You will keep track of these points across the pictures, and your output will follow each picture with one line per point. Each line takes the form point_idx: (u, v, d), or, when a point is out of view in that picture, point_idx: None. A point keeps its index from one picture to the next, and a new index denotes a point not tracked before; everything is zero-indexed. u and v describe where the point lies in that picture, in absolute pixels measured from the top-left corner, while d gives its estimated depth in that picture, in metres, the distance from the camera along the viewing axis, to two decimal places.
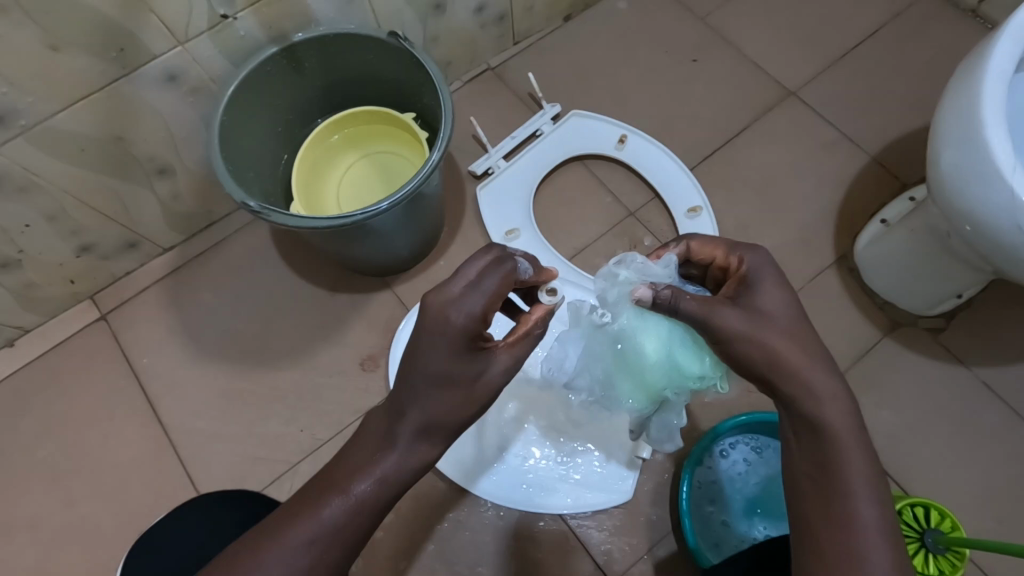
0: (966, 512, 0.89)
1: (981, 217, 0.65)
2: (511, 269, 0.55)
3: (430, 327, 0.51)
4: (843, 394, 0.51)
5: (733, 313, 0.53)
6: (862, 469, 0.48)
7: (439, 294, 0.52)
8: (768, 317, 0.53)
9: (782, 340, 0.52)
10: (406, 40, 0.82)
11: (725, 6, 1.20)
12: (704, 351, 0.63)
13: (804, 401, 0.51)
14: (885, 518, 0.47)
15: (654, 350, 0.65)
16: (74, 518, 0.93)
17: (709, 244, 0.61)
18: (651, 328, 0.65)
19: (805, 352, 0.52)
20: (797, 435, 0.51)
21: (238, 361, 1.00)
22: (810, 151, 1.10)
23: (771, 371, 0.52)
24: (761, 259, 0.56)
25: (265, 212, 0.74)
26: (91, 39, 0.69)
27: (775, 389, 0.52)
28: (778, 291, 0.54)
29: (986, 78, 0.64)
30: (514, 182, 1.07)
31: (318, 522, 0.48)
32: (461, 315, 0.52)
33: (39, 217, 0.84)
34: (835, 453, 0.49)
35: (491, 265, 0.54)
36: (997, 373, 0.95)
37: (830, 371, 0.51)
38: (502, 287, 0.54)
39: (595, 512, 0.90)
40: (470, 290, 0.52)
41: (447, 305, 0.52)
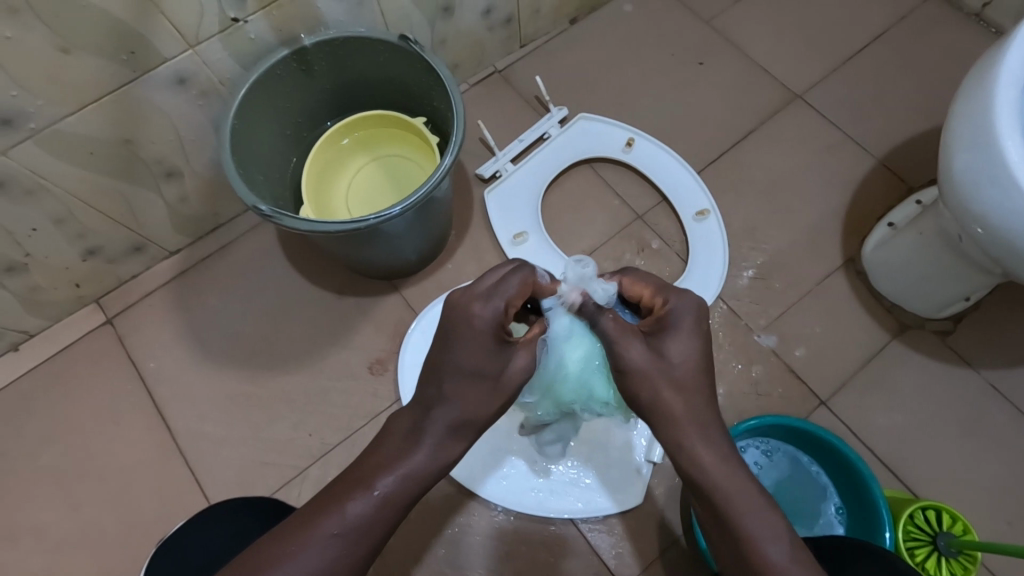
0: (975, 515, 0.89)
1: (994, 221, 0.65)
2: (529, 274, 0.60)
3: (463, 322, 0.55)
4: (728, 442, 0.54)
5: (640, 348, 0.57)
6: (758, 515, 0.50)
7: (471, 293, 0.56)
8: (664, 362, 0.55)
9: (677, 384, 0.54)
10: (417, 44, 0.82)
11: (731, 9, 1.21)
12: (613, 383, 0.69)
13: (690, 445, 0.53)
14: (791, 559, 0.48)
15: (574, 366, 0.67)
16: (81, 524, 0.92)
17: (640, 282, 0.63)
18: (577, 346, 0.66)
19: (698, 399, 0.54)
20: (695, 477, 0.53)
21: (246, 365, 0.99)
22: (817, 154, 1.10)
23: (659, 416, 0.55)
24: (684, 304, 0.58)
25: (277, 216, 0.74)
26: (101, 42, 0.69)
27: (665, 431, 0.55)
28: (691, 338, 0.56)
29: (1000, 81, 0.64)
30: (522, 186, 1.06)
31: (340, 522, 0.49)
32: (490, 310, 0.56)
33: (46, 220, 0.84)
34: (728, 497, 0.51)
35: (512, 270, 0.59)
36: (1005, 376, 0.95)
37: (716, 420, 0.54)
38: (522, 290, 0.59)
39: (606, 517, 0.90)
40: (498, 285, 0.57)
41: (481, 300, 0.56)
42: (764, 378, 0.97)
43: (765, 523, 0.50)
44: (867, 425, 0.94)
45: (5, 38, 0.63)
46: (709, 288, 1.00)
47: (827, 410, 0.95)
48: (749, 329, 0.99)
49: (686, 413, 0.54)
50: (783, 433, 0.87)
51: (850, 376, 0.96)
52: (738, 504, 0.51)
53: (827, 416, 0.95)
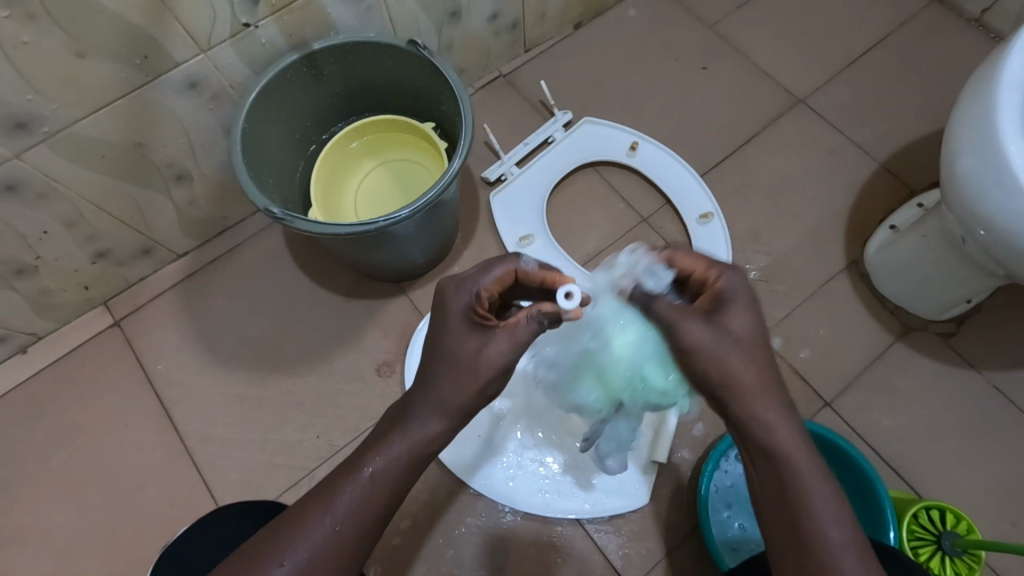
0: (979, 515, 0.90)
1: (998, 224, 0.66)
2: (514, 262, 0.62)
3: (438, 304, 0.59)
4: (793, 417, 0.54)
5: (699, 326, 0.54)
6: (821, 493, 0.51)
7: (450, 279, 0.60)
8: (731, 338, 0.53)
9: (741, 362, 0.53)
10: (425, 49, 0.82)
11: (734, 14, 1.22)
12: (673, 368, 0.63)
13: (756, 425, 0.53)
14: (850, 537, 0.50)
15: (625, 348, 0.65)
16: (89, 526, 0.92)
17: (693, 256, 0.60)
18: (629, 325, 0.65)
19: (761, 377, 0.53)
20: (755, 456, 0.54)
21: (253, 367, 1.00)
22: (820, 157, 1.11)
23: (726, 391, 0.53)
24: (737, 280, 0.56)
25: (288, 219, 0.74)
26: (116, 47, 0.70)
27: (728, 410, 0.54)
28: (749, 316, 0.55)
29: (1002, 86, 0.65)
30: (528, 189, 1.07)
31: (324, 518, 0.52)
32: (465, 295, 0.58)
33: (57, 223, 0.84)
34: (792, 476, 0.52)
35: (495, 261, 0.62)
36: (1007, 377, 0.96)
37: (779, 398, 0.54)
38: (503, 277, 0.61)
39: (612, 517, 0.90)
40: (478, 272, 0.61)
41: (457, 285, 0.59)
42: None
43: (826, 501, 0.51)
44: (871, 426, 0.95)
45: (22, 43, 0.64)
46: None
47: (832, 411, 0.96)
48: None
49: (755, 391, 0.53)
50: None
51: (854, 377, 0.97)
52: (803, 481, 0.51)
53: (831, 417, 0.95)
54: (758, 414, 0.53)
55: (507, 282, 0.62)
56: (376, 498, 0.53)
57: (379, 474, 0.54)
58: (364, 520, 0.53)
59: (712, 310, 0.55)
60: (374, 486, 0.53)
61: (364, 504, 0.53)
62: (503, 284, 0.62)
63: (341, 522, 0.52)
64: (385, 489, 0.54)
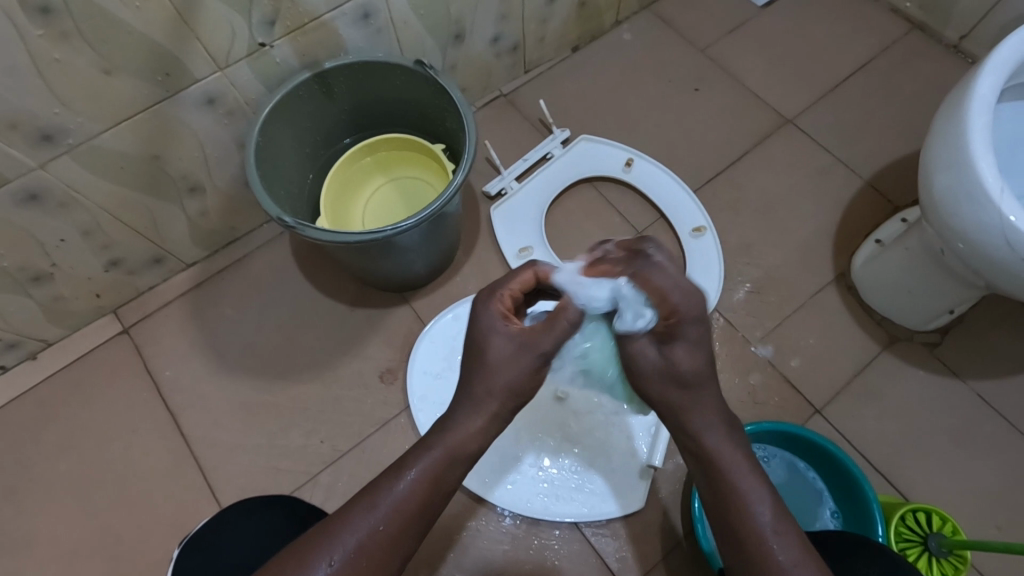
0: (966, 519, 0.92)
1: (972, 235, 0.70)
2: (533, 264, 0.64)
3: (477, 322, 0.60)
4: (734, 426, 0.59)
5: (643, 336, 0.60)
6: (750, 486, 0.56)
7: (479, 292, 0.63)
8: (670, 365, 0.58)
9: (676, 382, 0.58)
10: (431, 69, 0.87)
11: (724, 39, 1.28)
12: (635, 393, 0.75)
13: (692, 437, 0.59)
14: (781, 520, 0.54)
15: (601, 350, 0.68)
16: (95, 529, 0.94)
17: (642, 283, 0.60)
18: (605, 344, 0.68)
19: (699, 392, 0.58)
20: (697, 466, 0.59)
21: (259, 373, 1.02)
22: (808, 175, 1.15)
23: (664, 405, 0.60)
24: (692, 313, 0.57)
25: (300, 227, 0.77)
26: (140, 65, 0.74)
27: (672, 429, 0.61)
28: (699, 347, 0.57)
29: (971, 108, 0.70)
30: (526, 203, 1.11)
31: (393, 500, 0.54)
32: (498, 298, 0.62)
33: (74, 232, 0.88)
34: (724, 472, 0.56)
35: (528, 270, 0.64)
36: (991, 386, 0.99)
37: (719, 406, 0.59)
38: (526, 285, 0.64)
39: (610, 522, 0.93)
40: (506, 277, 0.63)
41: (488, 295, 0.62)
42: (761, 387, 1.00)
43: (760, 500, 0.55)
44: (860, 434, 0.97)
45: (54, 60, 0.68)
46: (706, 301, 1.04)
47: (823, 418, 0.99)
48: (746, 340, 1.03)
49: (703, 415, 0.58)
50: (778, 439, 0.91)
51: (844, 385, 1.00)
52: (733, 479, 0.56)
53: (822, 424, 0.98)
54: (704, 426, 0.58)
55: (528, 283, 0.64)
56: (405, 520, 0.54)
57: (447, 459, 0.57)
58: (405, 528, 0.54)
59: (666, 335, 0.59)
60: (404, 506, 0.54)
61: (394, 524, 0.54)
62: (526, 286, 0.64)
63: (370, 540, 0.53)
64: (415, 507, 0.55)
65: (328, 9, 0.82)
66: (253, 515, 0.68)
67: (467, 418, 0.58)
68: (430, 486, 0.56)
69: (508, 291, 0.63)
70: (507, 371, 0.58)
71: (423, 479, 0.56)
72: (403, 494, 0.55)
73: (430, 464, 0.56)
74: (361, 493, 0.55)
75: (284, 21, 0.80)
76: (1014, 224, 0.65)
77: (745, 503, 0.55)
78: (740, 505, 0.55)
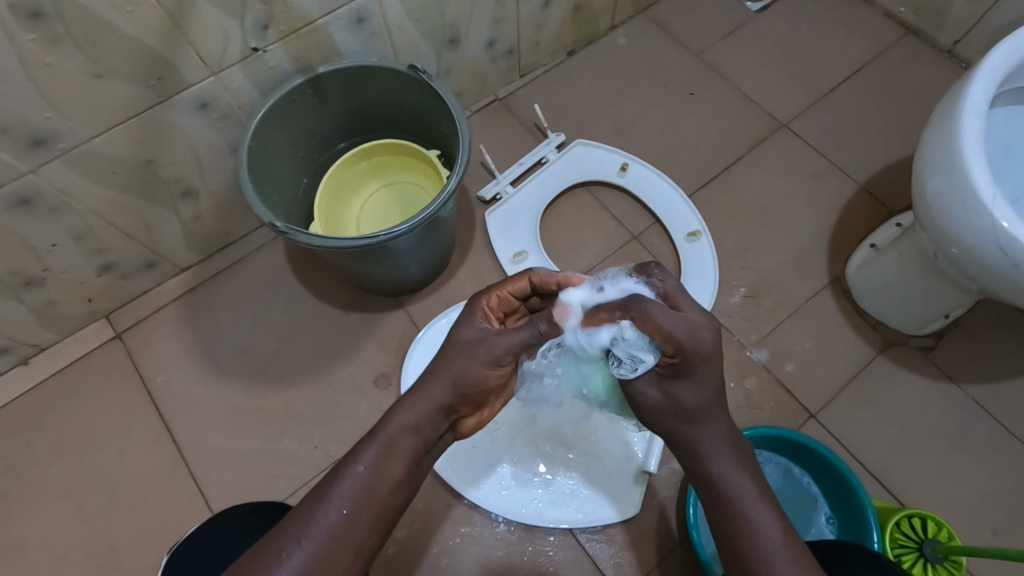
0: (962, 524, 0.92)
1: (965, 241, 0.70)
2: (531, 270, 0.65)
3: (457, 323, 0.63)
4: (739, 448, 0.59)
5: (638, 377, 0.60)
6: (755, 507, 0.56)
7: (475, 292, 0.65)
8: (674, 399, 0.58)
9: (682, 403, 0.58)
10: (425, 73, 0.87)
11: (720, 44, 1.28)
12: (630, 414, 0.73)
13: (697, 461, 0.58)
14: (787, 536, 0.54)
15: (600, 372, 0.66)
16: (87, 535, 0.93)
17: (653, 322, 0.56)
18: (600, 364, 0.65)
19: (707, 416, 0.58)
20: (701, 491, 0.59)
21: (252, 378, 1.02)
22: (803, 179, 1.15)
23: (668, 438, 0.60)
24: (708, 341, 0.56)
25: (291, 232, 0.77)
26: (132, 70, 0.73)
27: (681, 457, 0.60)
28: (705, 384, 0.57)
29: (963, 113, 0.70)
30: (522, 207, 1.11)
31: (344, 492, 0.55)
32: (486, 295, 0.64)
33: (66, 236, 0.87)
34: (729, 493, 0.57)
35: (525, 276, 0.65)
36: (986, 390, 0.99)
37: (724, 428, 0.58)
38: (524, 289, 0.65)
39: (605, 527, 0.92)
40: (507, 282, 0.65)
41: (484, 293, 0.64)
42: (757, 391, 1.00)
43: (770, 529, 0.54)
44: (855, 439, 0.97)
45: (45, 65, 0.67)
46: (701, 306, 1.04)
47: (818, 422, 0.99)
48: (741, 345, 1.03)
49: (709, 445, 0.58)
50: (773, 444, 0.91)
51: (839, 390, 1.00)
52: (737, 508, 0.56)
53: (817, 429, 0.98)
54: (707, 455, 0.58)
55: (523, 290, 0.65)
56: (360, 510, 0.55)
57: (391, 446, 0.57)
58: (361, 516, 0.55)
59: (671, 373, 0.57)
60: (356, 497, 0.55)
61: (350, 515, 0.54)
62: (522, 294, 0.65)
63: (325, 536, 0.53)
64: (369, 497, 0.55)
65: (321, 14, 0.82)
66: (240, 520, 0.68)
67: (416, 400, 0.59)
68: (379, 475, 0.56)
69: (499, 293, 0.64)
70: (459, 359, 0.59)
71: (373, 470, 0.56)
72: (353, 483, 0.55)
73: (377, 454, 0.57)
74: (315, 489, 0.56)
75: (277, 26, 0.79)
76: (1007, 229, 0.65)
77: (750, 524, 0.55)
78: (744, 527, 0.55)
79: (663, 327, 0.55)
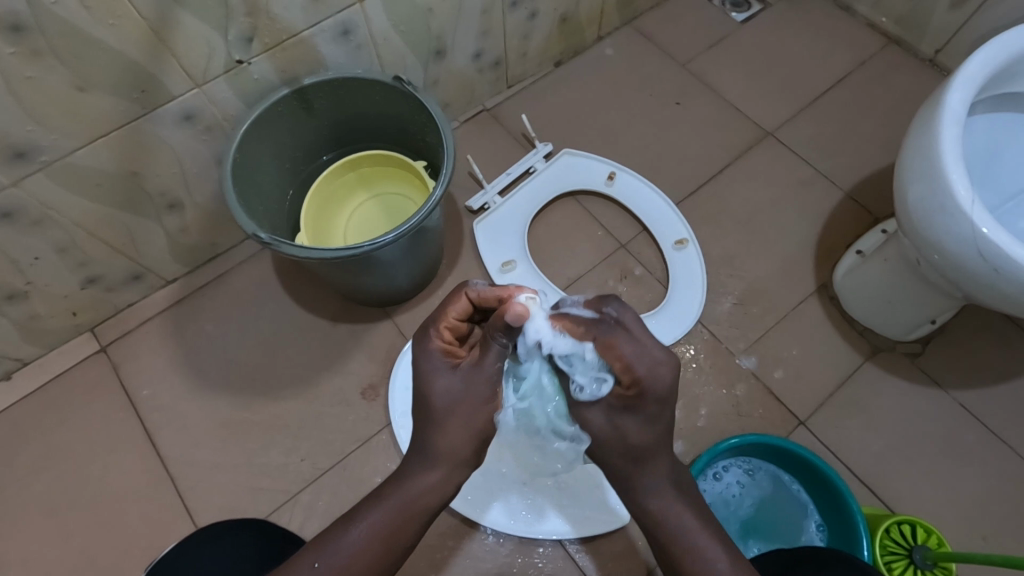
0: (952, 530, 0.92)
1: (946, 246, 0.70)
2: (462, 288, 0.61)
3: (424, 373, 0.59)
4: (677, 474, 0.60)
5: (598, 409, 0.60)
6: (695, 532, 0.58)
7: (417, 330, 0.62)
8: (622, 437, 0.58)
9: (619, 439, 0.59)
10: (411, 85, 0.87)
11: (705, 54, 1.29)
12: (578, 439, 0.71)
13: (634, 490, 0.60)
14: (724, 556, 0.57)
15: (554, 401, 0.64)
16: (68, 553, 0.91)
17: (623, 354, 0.56)
18: (551, 390, 0.64)
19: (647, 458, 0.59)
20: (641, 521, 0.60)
21: (238, 391, 1.01)
22: (788, 187, 1.16)
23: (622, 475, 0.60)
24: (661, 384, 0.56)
25: (275, 243, 0.76)
26: (115, 82, 0.73)
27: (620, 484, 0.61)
28: (653, 424, 0.57)
29: (942, 120, 0.70)
30: (510, 217, 1.11)
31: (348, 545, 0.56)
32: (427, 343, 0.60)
33: (51, 250, 0.87)
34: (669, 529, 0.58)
35: (451, 295, 0.61)
36: (972, 395, 0.99)
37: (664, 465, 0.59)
38: (464, 308, 0.61)
39: (594, 539, 0.91)
40: (437, 311, 0.61)
41: (422, 331, 0.61)
42: (746, 399, 1.00)
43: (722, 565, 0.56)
44: (844, 445, 0.97)
45: (26, 77, 0.67)
46: (689, 314, 1.04)
47: (807, 429, 0.98)
48: (729, 352, 1.03)
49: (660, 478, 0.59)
50: (763, 451, 0.90)
51: (827, 397, 1.00)
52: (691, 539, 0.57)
53: (806, 436, 0.98)
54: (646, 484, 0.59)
55: (466, 311, 0.61)
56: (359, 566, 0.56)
57: (401, 508, 0.58)
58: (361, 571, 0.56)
59: (621, 406, 0.58)
60: (357, 553, 0.56)
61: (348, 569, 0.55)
62: (465, 313, 0.61)
63: None
64: (366, 558, 0.56)
65: (306, 26, 0.83)
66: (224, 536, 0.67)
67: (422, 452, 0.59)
68: (385, 536, 0.57)
69: (444, 324, 0.61)
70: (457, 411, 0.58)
71: (377, 532, 0.57)
72: (360, 540, 0.56)
73: (385, 511, 0.58)
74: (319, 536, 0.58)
75: (262, 38, 0.80)
76: (986, 235, 0.66)
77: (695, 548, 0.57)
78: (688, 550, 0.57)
79: (628, 360, 0.56)
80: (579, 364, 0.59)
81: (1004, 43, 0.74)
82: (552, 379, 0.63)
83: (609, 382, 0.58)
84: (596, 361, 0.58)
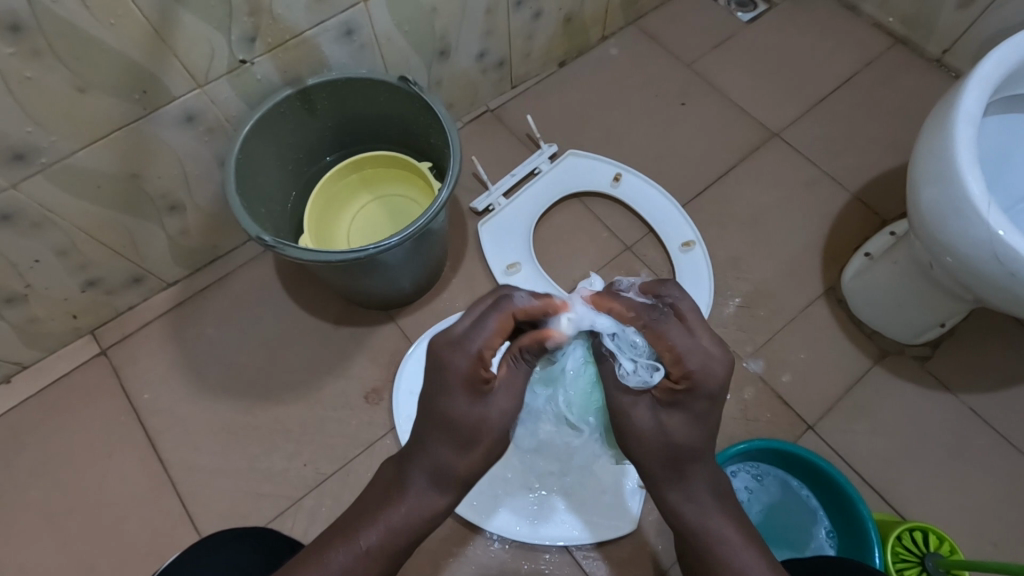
0: (963, 536, 0.91)
1: (961, 249, 0.69)
2: (506, 304, 0.57)
3: (449, 398, 0.56)
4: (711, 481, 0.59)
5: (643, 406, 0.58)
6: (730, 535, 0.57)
7: (446, 349, 0.56)
8: (666, 438, 0.57)
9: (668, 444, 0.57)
10: (416, 85, 0.86)
11: (710, 54, 1.28)
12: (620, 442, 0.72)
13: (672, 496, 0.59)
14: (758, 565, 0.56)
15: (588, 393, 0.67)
16: (68, 559, 0.90)
17: (669, 344, 0.55)
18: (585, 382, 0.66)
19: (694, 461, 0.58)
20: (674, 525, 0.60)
21: (239, 394, 1.00)
22: (794, 189, 1.15)
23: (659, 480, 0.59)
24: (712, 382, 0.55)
25: (280, 246, 0.75)
26: (116, 83, 0.72)
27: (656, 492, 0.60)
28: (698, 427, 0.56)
29: (956, 122, 0.69)
30: (515, 218, 1.10)
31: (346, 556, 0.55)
32: (462, 356, 0.55)
33: (50, 252, 0.86)
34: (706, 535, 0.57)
35: (489, 310, 0.57)
36: (982, 399, 0.98)
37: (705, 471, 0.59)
38: (502, 326, 0.57)
39: (601, 545, 0.90)
40: (474, 329, 0.56)
41: (453, 350, 0.55)
42: (753, 402, 0.99)
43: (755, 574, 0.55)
44: (853, 450, 0.96)
45: (25, 77, 0.66)
46: None
47: (815, 434, 0.97)
48: (736, 355, 1.02)
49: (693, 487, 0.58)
50: (771, 456, 0.89)
51: (836, 401, 0.99)
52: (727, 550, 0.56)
53: (814, 440, 0.97)
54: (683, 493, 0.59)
55: (505, 329, 0.57)
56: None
57: (403, 521, 0.57)
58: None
59: (669, 400, 0.57)
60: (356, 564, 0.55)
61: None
62: (504, 331, 0.57)
63: None
64: None
65: (310, 25, 0.81)
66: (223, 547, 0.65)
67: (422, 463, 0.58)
68: (384, 547, 0.57)
69: (483, 345, 0.56)
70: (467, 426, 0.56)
71: (378, 542, 0.56)
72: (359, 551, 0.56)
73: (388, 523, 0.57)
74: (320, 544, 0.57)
75: (265, 38, 0.79)
76: (1002, 238, 0.65)
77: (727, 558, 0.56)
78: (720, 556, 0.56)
79: (680, 353, 0.55)
80: (622, 349, 0.60)
81: (1018, 43, 0.73)
82: (587, 365, 0.65)
83: (658, 370, 0.58)
84: (644, 348, 0.59)
